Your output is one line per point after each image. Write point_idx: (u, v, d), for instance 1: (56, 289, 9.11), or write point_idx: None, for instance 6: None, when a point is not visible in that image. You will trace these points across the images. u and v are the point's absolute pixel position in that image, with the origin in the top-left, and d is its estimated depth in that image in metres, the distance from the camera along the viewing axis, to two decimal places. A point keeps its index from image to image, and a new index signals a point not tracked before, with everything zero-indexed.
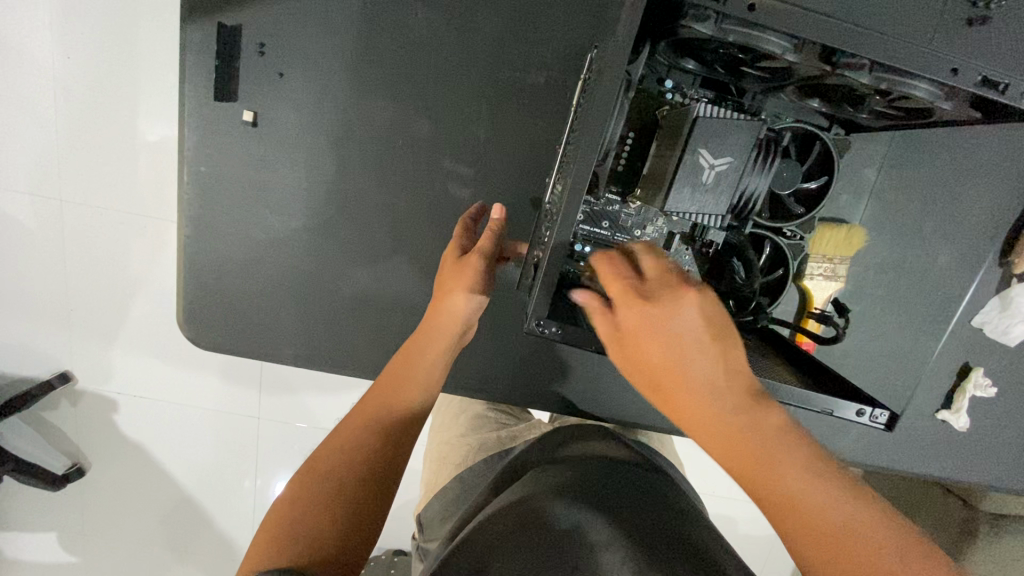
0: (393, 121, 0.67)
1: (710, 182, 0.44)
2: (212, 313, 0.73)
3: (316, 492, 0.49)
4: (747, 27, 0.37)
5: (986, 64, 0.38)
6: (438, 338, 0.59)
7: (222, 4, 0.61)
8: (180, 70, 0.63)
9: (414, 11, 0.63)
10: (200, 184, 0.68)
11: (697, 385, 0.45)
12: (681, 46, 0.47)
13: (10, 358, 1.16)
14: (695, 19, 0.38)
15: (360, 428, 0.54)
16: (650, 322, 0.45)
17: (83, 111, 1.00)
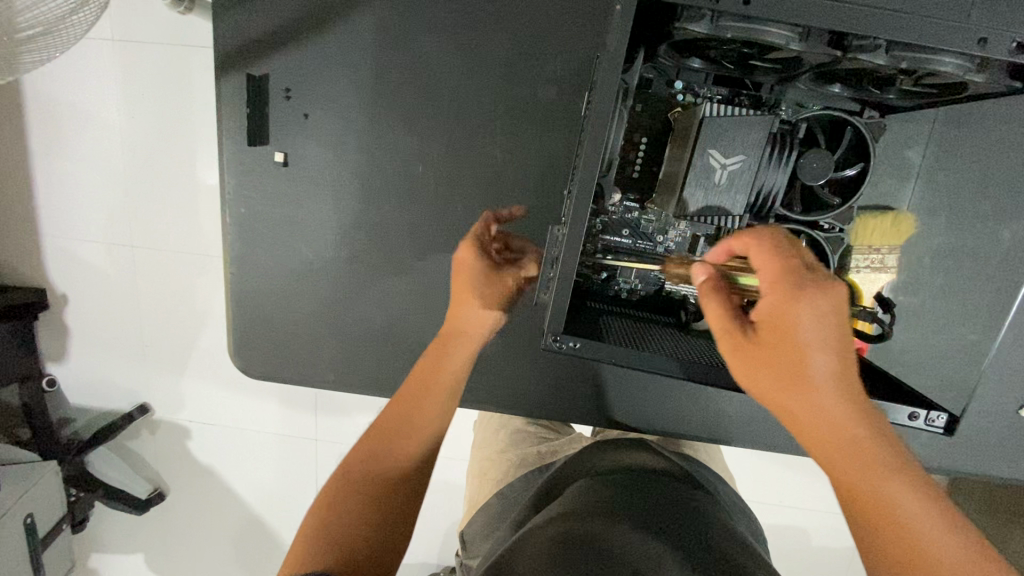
0: (414, 148, 0.69)
1: (723, 183, 0.42)
2: (261, 342, 0.77)
3: (345, 503, 0.53)
4: (743, 22, 0.37)
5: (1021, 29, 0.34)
6: (461, 347, 0.62)
7: (252, 57, 0.66)
8: (220, 121, 0.69)
9: (426, 40, 0.65)
10: (244, 224, 0.73)
11: (823, 381, 0.45)
12: (683, 46, 0.47)
13: (100, 393, 1.29)
14: (690, 19, 0.38)
15: (384, 448, 0.57)
16: (804, 319, 0.44)
17: (146, 165, 1.09)
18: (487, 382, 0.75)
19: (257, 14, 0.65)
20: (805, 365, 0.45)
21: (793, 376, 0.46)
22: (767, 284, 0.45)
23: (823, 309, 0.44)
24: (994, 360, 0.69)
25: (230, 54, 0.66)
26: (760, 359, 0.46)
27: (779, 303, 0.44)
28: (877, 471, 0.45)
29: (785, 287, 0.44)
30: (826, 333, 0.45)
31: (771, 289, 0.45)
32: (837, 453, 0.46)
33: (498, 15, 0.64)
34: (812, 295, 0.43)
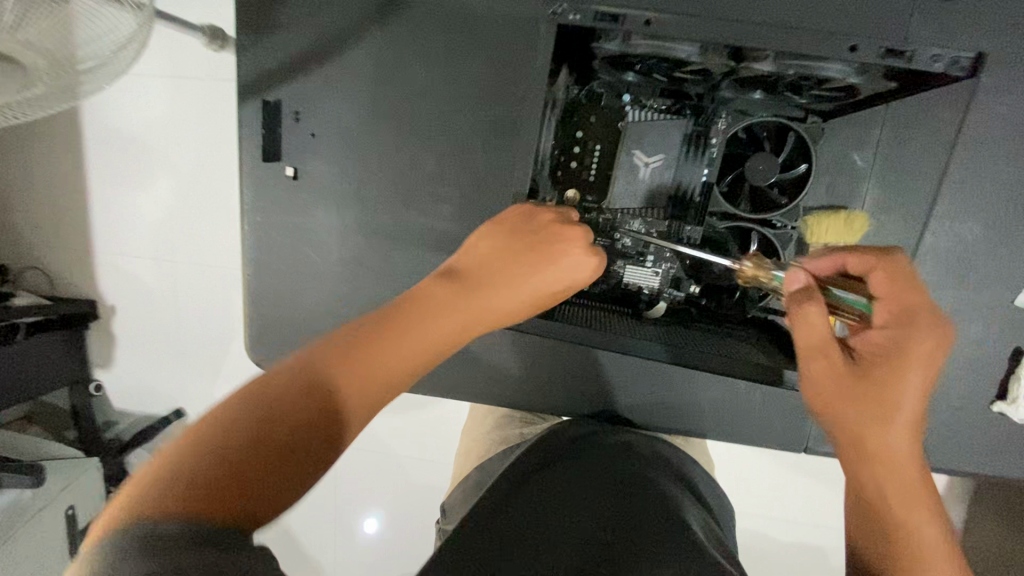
0: (404, 161, 0.77)
1: (646, 174, 0.72)
2: (273, 337, 0.86)
3: (236, 437, 0.42)
4: (658, 39, 0.64)
5: (883, 42, 0.61)
6: (420, 310, 0.54)
7: (268, 86, 0.77)
8: (242, 141, 0.79)
9: (414, 65, 0.74)
10: (260, 233, 0.83)
11: (902, 405, 0.58)
12: (615, 62, 0.70)
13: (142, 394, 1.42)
14: (606, 38, 0.67)
15: (277, 413, 0.43)
16: (918, 342, 0.58)
17: None
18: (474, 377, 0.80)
19: (271, 50, 0.76)
20: (890, 388, 0.58)
21: (876, 386, 0.59)
22: (903, 310, 0.59)
23: (919, 355, 0.58)
24: (968, 354, 0.70)
25: (250, 83, 0.77)
26: (851, 376, 0.60)
27: (915, 328, 0.58)
28: (910, 485, 0.59)
29: (905, 322, 0.58)
30: (917, 373, 0.58)
31: (909, 313, 0.59)
32: (893, 464, 0.59)
33: (476, 42, 0.71)
34: (925, 337, 0.58)
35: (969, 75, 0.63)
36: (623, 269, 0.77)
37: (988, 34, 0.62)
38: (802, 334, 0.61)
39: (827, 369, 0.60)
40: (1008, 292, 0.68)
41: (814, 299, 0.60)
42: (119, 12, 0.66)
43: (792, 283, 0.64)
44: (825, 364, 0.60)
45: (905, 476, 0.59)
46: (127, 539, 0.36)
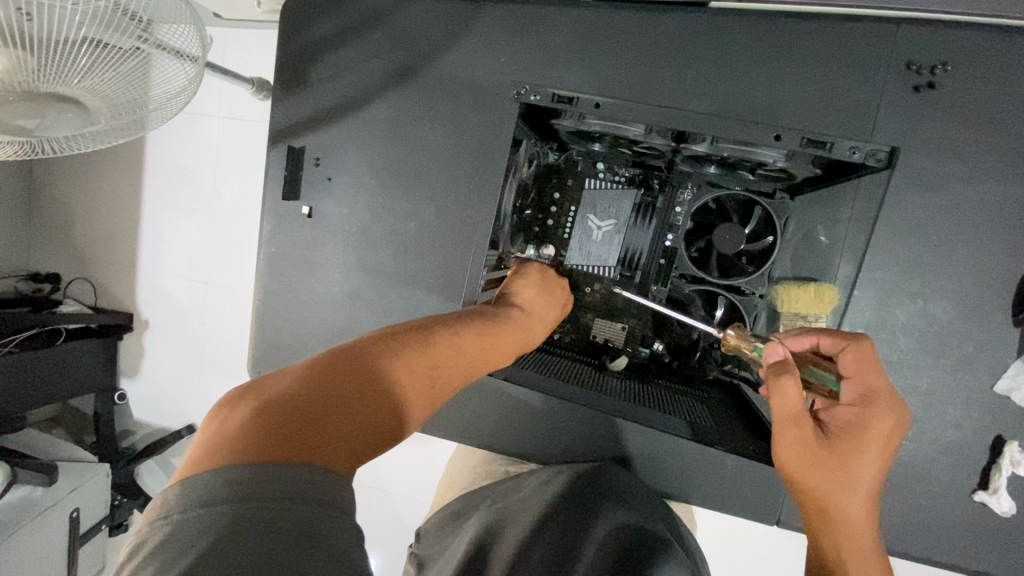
0: (408, 206, 0.84)
1: (600, 233, 0.84)
2: (274, 358, 0.92)
3: (329, 390, 0.48)
4: (608, 121, 0.75)
5: (804, 130, 0.68)
6: (466, 334, 0.66)
7: (296, 133, 0.86)
8: (267, 180, 0.88)
9: (424, 123, 0.82)
10: (273, 264, 0.91)
11: (861, 481, 0.58)
12: (579, 134, 0.82)
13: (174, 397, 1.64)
14: (570, 117, 0.78)
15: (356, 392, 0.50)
16: (878, 420, 0.58)
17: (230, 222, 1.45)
18: (453, 416, 0.84)
19: (302, 103, 0.86)
20: (851, 463, 0.58)
21: (845, 460, 0.58)
22: (865, 391, 0.60)
23: (880, 431, 0.58)
24: (947, 438, 0.69)
25: (280, 130, 0.87)
26: (816, 449, 0.59)
27: (880, 405, 0.59)
28: (861, 556, 0.59)
29: (868, 400, 0.59)
30: (877, 451, 0.58)
31: (869, 393, 0.59)
32: (845, 535, 0.59)
33: (478, 107, 0.79)
34: (889, 418, 0.58)
35: (886, 167, 0.67)
36: (594, 322, 0.90)
37: (956, 126, 0.65)
38: (776, 405, 0.59)
39: (799, 441, 0.59)
40: (987, 377, 0.67)
41: (790, 372, 0.60)
42: (174, 62, 0.77)
43: (772, 356, 0.64)
44: (798, 435, 0.59)
45: (858, 550, 0.59)
46: (230, 479, 0.39)
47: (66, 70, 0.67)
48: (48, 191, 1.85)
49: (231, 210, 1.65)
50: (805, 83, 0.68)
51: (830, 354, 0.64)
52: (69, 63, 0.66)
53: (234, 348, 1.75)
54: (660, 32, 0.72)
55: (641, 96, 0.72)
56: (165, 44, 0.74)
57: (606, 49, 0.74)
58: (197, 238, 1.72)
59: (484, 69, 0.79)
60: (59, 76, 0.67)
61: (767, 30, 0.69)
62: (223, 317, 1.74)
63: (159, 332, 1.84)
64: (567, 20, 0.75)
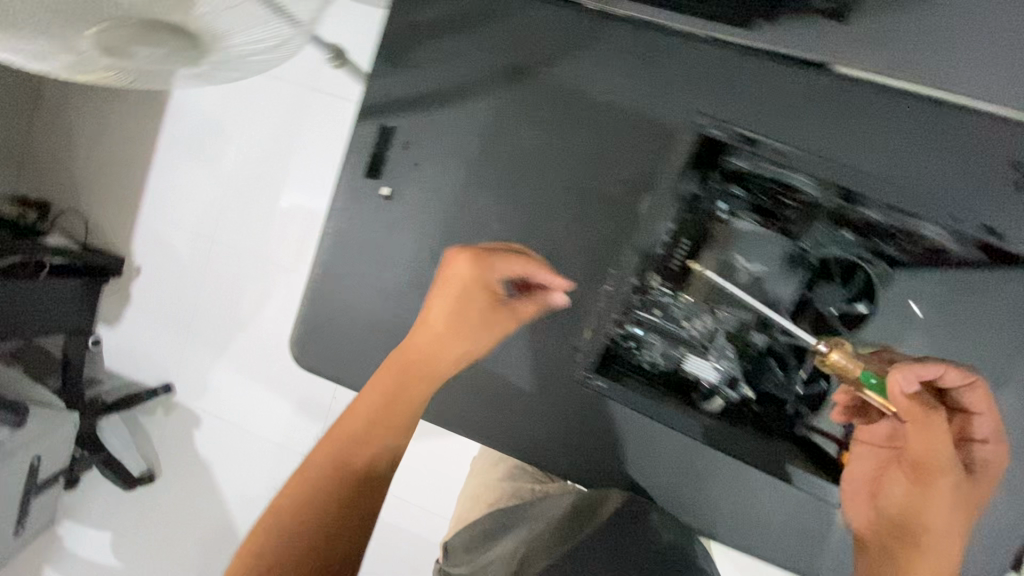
0: (494, 207, 0.83)
1: (745, 278, 0.81)
2: (319, 337, 0.89)
3: (327, 475, 0.65)
4: (785, 168, 0.71)
5: (985, 226, 0.68)
6: (414, 374, 0.68)
7: (388, 112, 0.84)
8: (348, 154, 0.85)
9: (526, 129, 0.81)
10: (336, 240, 0.87)
11: (975, 510, 0.69)
12: (730, 175, 0.77)
13: (180, 343, 1.80)
14: (742, 156, 0.73)
15: (331, 487, 0.65)
16: (996, 460, 0.69)
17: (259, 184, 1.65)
18: (503, 424, 0.82)
19: (401, 83, 0.83)
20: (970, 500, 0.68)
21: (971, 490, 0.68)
22: (989, 429, 0.68)
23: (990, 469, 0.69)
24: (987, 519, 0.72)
25: (372, 106, 0.84)
26: (952, 482, 0.67)
27: (996, 443, 0.69)
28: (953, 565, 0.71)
29: (995, 438, 0.69)
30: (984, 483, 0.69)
31: (994, 433, 0.69)
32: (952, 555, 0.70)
33: (586, 122, 0.79)
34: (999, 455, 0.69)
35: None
36: (684, 357, 0.80)
37: None
38: (921, 444, 0.66)
39: (948, 484, 0.66)
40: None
41: (936, 410, 0.65)
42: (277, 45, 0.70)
43: (905, 386, 0.64)
44: (943, 477, 0.66)
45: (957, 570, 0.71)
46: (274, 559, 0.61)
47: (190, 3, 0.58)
48: (61, 115, 1.74)
49: (263, 174, 1.64)
50: (921, 165, 0.73)
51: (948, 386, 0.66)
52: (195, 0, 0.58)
53: (238, 313, 1.74)
54: (786, 89, 0.74)
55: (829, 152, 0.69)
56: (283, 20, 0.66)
57: (739, 95, 0.76)
58: (218, 197, 1.69)
59: (600, 87, 0.79)
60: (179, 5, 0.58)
61: (892, 107, 0.73)
62: (231, 280, 1.73)
63: (157, 285, 1.78)
64: (698, 57, 0.77)
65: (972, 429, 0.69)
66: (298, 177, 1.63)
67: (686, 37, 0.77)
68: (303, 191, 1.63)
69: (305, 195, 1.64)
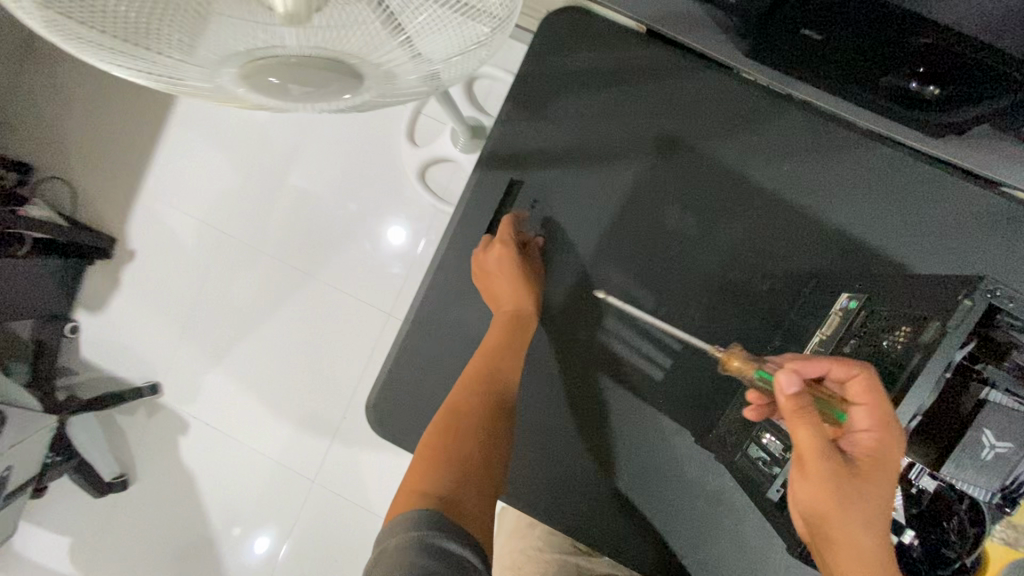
0: (620, 284, 0.75)
1: None
2: (397, 400, 0.78)
3: (443, 454, 0.61)
4: None
5: None
6: (508, 335, 0.71)
7: (518, 165, 0.75)
8: (465, 203, 0.77)
9: (671, 206, 0.74)
10: (433, 294, 0.78)
11: (872, 536, 0.47)
12: None
13: (156, 348, 1.57)
14: None
15: (440, 446, 0.62)
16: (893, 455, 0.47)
17: (260, 171, 1.49)
18: (605, 517, 0.76)
19: (534, 133, 0.75)
20: (853, 518, 0.47)
21: (860, 495, 0.48)
22: (883, 417, 0.47)
23: (890, 475, 0.48)
24: None
25: (501, 156, 0.75)
26: (867, 501, 0.48)
27: (898, 443, 0.47)
28: None
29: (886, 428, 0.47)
30: (884, 498, 0.48)
31: (883, 419, 0.47)
32: None
33: (739, 208, 0.73)
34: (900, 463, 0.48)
35: None
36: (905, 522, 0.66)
37: None
38: (799, 440, 0.48)
39: (826, 483, 0.47)
40: None
41: (806, 409, 0.48)
42: (418, 81, 0.54)
43: (788, 387, 0.47)
44: (821, 474, 0.47)
45: None
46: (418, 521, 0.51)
47: (368, 58, 0.48)
48: (65, 73, 1.54)
49: (271, 163, 1.49)
50: None
51: (828, 381, 0.51)
52: (378, 55, 0.47)
53: (241, 316, 1.53)
54: (968, 209, 0.69)
55: None
56: (423, 55, 0.49)
57: (905, 204, 0.70)
58: (222, 188, 1.51)
59: (759, 171, 0.72)
60: (355, 61, 0.47)
61: None
62: (231, 278, 1.52)
63: (145, 280, 1.56)
64: (869, 156, 0.70)
65: (851, 421, 0.50)
66: (308, 164, 1.48)
67: (858, 132, 0.71)
68: (313, 178, 1.48)
69: (315, 181, 1.48)
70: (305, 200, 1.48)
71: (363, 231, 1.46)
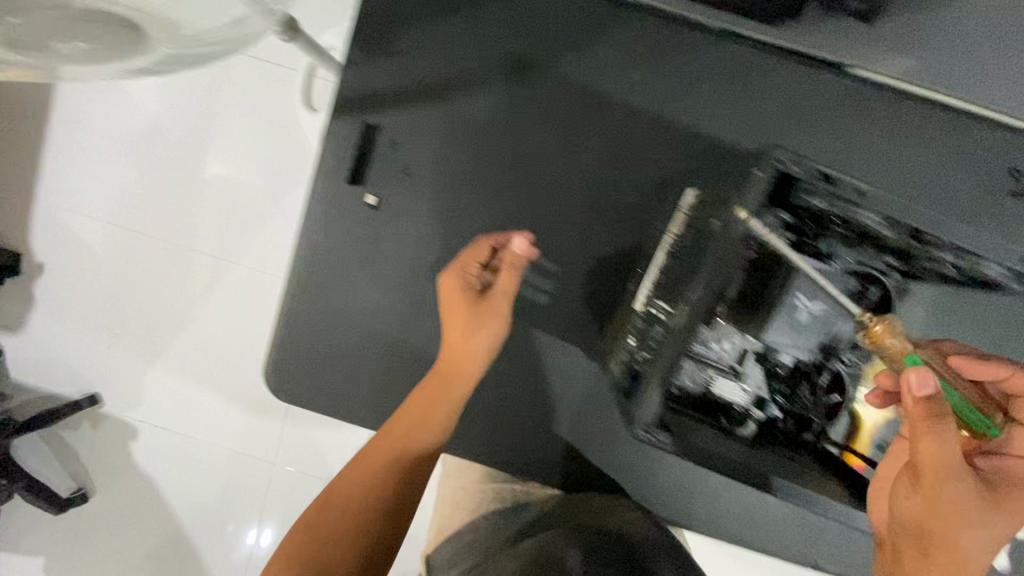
0: (494, 217, 0.75)
1: (804, 318, 0.67)
2: (295, 364, 0.78)
3: (340, 505, 0.65)
4: (847, 203, 0.59)
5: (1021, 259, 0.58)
6: (447, 381, 0.68)
7: (370, 108, 0.72)
8: (323, 155, 0.73)
9: (531, 130, 0.73)
10: (310, 255, 0.76)
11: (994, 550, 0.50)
12: (780, 204, 0.62)
13: (59, 372, 1.33)
14: (807, 195, 0.60)
15: (348, 490, 0.66)
16: None
17: (169, 154, 1.26)
18: (511, 443, 0.78)
19: (384, 73, 0.72)
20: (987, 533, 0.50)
21: (995, 513, 0.50)
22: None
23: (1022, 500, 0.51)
24: None
25: (352, 100, 0.72)
26: (1001, 515, 0.51)
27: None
28: None
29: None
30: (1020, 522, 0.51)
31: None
32: None
33: (598, 124, 0.73)
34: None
35: None
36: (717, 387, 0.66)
37: None
38: (945, 450, 0.48)
39: (969, 492, 0.49)
40: None
41: (951, 420, 0.48)
42: (223, 16, 0.49)
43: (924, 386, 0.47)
44: (965, 482, 0.49)
45: None
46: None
47: None
48: None
49: (195, 147, 1.25)
50: (935, 175, 0.70)
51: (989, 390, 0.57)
52: None
53: (171, 321, 1.31)
54: (811, 92, 0.70)
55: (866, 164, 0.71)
56: None
57: (753, 96, 0.71)
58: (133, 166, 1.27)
59: (612, 84, 0.72)
60: None
61: (909, 116, 0.70)
62: (155, 279, 1.30)
63: (44, 287, 1.31)
64: (715, 54, 0.70)
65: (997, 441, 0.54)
66: (227, 147, 1.25)
67: (704, 31, 0.70)
68: (232, 164, 1.25)
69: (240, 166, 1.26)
70: (232, 190, 1.26)
71: (285, 211, 1.35)
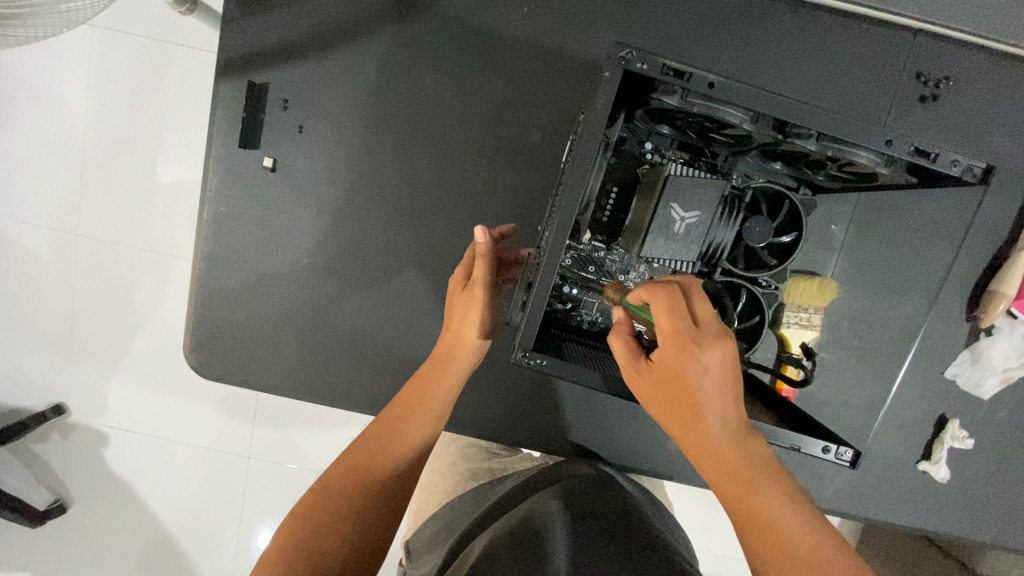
0: (398, 167, 0.72)
1: (681, 231, 0.56)
2: (216, 341, 0.76)
3: (320, 521, 0.54)
4: (708, 101, 0.50)
5: (914, 139, 0.51)
6: (444, 371, 0.64)
7: (254, 66, 0.70)
8: (213, 120, 0.71)
9: (423, 73, 0.70)
10: (217, 226, 0.74)
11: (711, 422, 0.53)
12: (655, 114, 0.57)
13: (10, 391, 1.22)
14: (665, 93, 0.51)
15: (327, 497, 0.56)
16: (709, 352, 0.50)
17: (110, 146, 1.12)
18: None
19: (264, 29, 0.69)
20: (685, 412, 0.53)
21: (673, 393, 0.52)
22: (684, 318, 0.50)
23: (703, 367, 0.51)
24: (905, 420, 0.75)
25: (235, 60, 0.70)
26: (678, 391, 0.52)
27: (704, 337, 0.50)
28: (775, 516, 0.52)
29: (682, 332, 0.50)
30: (714, 381, 0.51)
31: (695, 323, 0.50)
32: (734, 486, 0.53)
33: (493, 61, 0.70)
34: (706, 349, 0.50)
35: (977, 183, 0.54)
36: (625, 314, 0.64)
37: (943, 136, 0.70)
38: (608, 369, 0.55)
39: (644, 391, 0.53)
40: (941, 364, 0.74)
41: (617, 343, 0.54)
42: None
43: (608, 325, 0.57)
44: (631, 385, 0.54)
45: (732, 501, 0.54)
46: None
47: None
48: None
49: (143, 144, 1.12)
50: (837, 86, 0.69)
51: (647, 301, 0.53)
52: None
53: (134, 327, 1.20)
54: (703, 6, 0.68)
55: (761, 75, 0.69)
56: None
57: (645, 16, 0.68)
58: (74, 165, 1.14)
59: (502, 19, 0.69)
60: None
61: (805, 25, 0.68)
62: (119, 288, 1.18)
63: None
64: None
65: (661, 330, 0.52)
66: (177, 146, 1.12)
67: None
68: (187, 161, 1.13)
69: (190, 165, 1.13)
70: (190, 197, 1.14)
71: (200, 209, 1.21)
